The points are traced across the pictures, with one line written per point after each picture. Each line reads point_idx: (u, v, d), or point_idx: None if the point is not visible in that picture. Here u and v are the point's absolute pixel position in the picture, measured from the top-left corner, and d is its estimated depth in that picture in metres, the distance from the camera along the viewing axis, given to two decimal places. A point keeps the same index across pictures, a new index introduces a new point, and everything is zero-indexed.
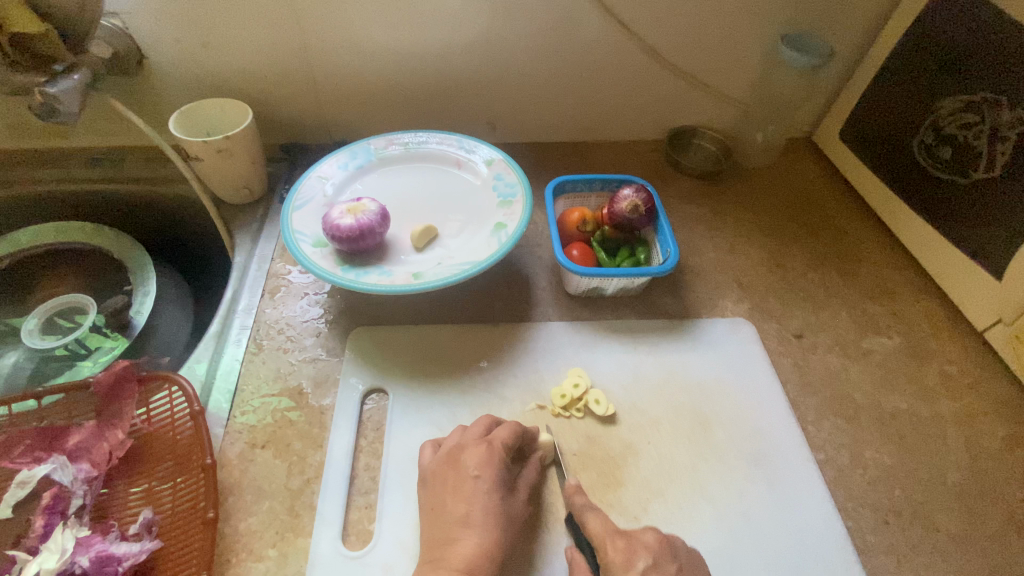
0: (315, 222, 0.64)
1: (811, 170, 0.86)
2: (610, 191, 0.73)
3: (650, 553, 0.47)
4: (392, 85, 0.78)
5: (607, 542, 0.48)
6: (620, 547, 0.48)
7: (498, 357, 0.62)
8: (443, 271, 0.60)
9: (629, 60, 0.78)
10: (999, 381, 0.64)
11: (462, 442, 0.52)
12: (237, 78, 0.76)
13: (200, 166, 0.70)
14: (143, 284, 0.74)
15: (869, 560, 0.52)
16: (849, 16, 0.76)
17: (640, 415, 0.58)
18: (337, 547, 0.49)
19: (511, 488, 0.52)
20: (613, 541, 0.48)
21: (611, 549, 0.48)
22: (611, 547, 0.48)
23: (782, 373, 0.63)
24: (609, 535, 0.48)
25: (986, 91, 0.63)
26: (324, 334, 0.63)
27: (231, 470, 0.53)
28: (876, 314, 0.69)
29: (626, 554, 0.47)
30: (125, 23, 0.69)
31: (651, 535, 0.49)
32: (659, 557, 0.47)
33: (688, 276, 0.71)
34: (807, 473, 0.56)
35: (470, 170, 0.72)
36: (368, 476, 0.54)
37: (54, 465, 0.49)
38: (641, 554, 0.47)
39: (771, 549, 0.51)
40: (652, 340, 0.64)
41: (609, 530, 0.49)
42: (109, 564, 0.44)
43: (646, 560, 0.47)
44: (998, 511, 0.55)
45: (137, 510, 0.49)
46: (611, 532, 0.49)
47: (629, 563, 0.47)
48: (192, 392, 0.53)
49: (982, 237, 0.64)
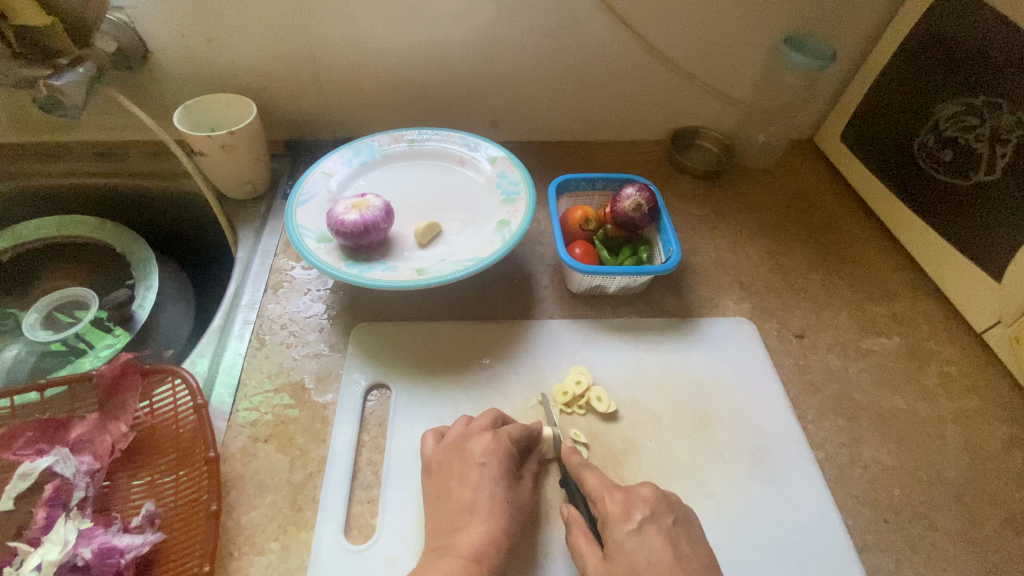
0: (319, 217, 0.64)
1: (811, 171, 0.87)
2: (612, 190, 0.73)
3: (647, 504, 0.49)
4: (396, 84, 0.79)
5: (604, 495, 0.49)
6: (618, 499, 0.49)
7: (500, 354, 0.62)
8: (447, 267, 0.60)
9: (631, 60, 0.78)
10: (997, 382, 0.64)
11: (468, 432, 0.53)
12: (241, 74, 0.76)
13: (203, 161, 0.70)
14: (146, 278, 0.74)
15: (869, 558, 0.52)
16: (850, 18, 0.77)
17: (641, 411, 0.59)
18: (339, 540, 0.49)
19: (517, 477, 0.52)
20: (611, 493, 0.49)
21: (609, 501, 0.49)
22: (610, 500, 0.49)
23: (782, 372, 0.64)
24: (607, 489, 0.50)
25: (986, 94, 0.64)
26: (326, 329, 0.63)
27: (234, 464, 0.53)
28: (876, 315, 0.70)
29: (624, 506, 0.48)
30: (130, 17, 0.69)
31: (649, 488, 0.50)
32: (656, 508, 0.48)
33: (689, 275, 0.72)
34: (807, 470, 0.56)
35: (474, 168, 0.72)
36: (371, 470, 0.54)
37: (56, 458, 0.49)
38: (639, 507, 0.48)
39: (771, 545, 0.52)
40: (653, 338, 0.65)
41: (608, 484, 0.50)
42: (111, 555, 0.44)
43: (643, 512, 0.48)
44: (996, 511, 0.55)
45: (140, 503, 0.49)
46: (608, 485, 0.50)
47: (627, 513, 0.48)
48: (196, 385, 0.53)
49: (983, 238, 0.64)
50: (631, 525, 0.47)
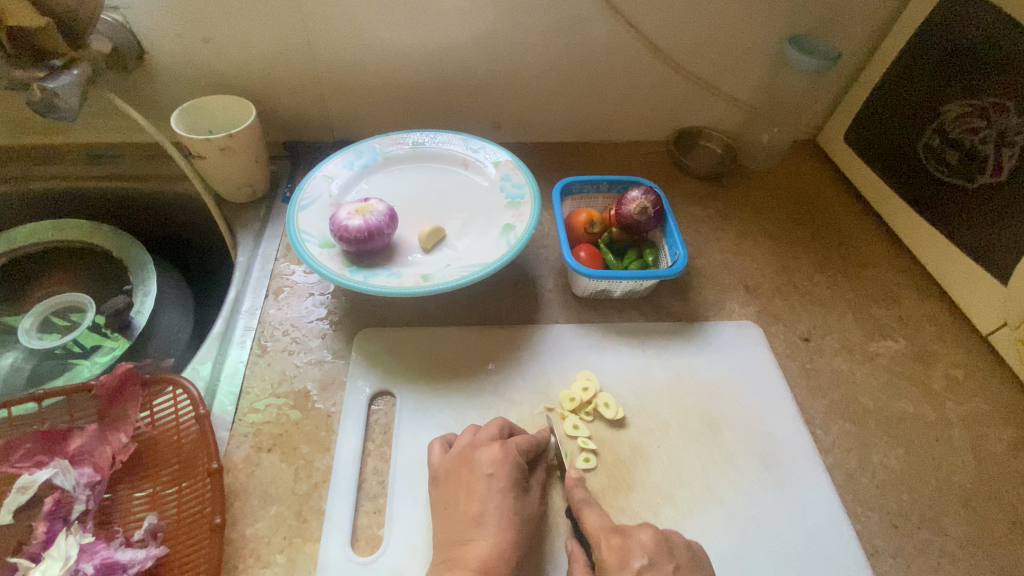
0: (321, 221, 0.63)
1: (814, 172, 0.86)
2: (617, 192, 0.72)
3: (646, 550, 0.47)
4: (397, 85, 0.78)
5: (602, 539, 0.47)
6: (615, 546, 0.47)
7: (506, 359, 0.61)
8: (453, 273, 0.59)
9: (635, 60, 0.78)
10: (1002, 384, 0.64)
11: (476, 441, 0.52)
12: (239, 75, 0.75)
13: (201, 164, 0.69)
14: (143, 283, 0.73)
15: (879, 564, 0.52)
16: (854, 20, 0.76)
17: (649, 418, 0.58)
18: (346, 552, 0.48)
19: (526, 487, 0.51)
20: (608, 539, 0.47)
21: (606, 547, 0.47)
22: (607, 545, 0.47)
23: (789, 376, 0.63)
24: (605, 533, 0.48)
25: (992, 95, 0.63)
26: (329, 335, 0.62)
27: (237, 474, 0.52)
28: (882, 317, 0.69)
29: (620, 553, 0.46)
30: (125, 17, 0.67)
31: (648, 534, 0.48)
32: (655, 556, 0.46)
33: (694, 278, 0.71)
34: (816, 476, 0.56)
35: (477, 171, 0.71)
36: (377, 480, 0.53)
37: (56, 470, 0.48)
38: (636, 554, 0.46)
39: (783, 554, 0.51)
40: (660, 343, 0.64)
41: (607, 527, 0.48)
42: (114, 571, 0.43)
43: (641, 560, 0.46)
44: (1004, 516, 0.55)
45: (142, 515, 0.48)
46: (607, 528, 0.48)
47: (624, 562, 0.46)
48: (197, 396, 0.52)
49: (989, 241, 0.64)
50: (628, 575, 0.45)
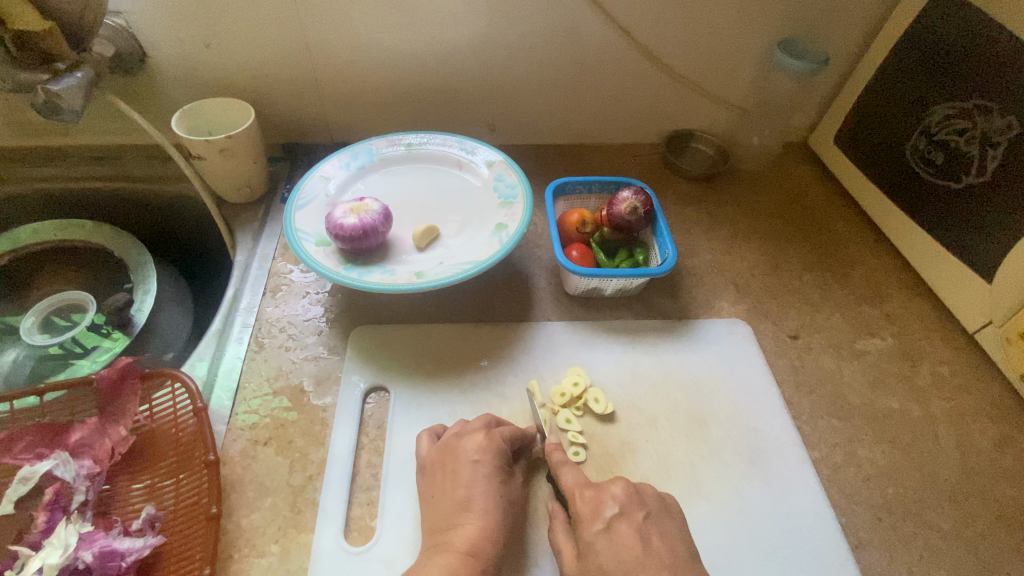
0: (318, 220, 0.64)
1: (805, 173, 0.88)
2: (609, 193, 0.74)
3: (617, 500, 0.50)
4: (394, 87, 0.79)
5: (575, 494, 0.50)
6: (587, 497, 0.50)
7: (498, 356, 0.62)
8: (446, 270, 0.60)
9: (628, 63, 0.79)
10: (988, 382, 0.65)
11: (462, 431, 0.54)
12: (239, 78, 0.76)
13: (201, 165, 0.70)
14: (143, 282, 0.74)
15: (863, 557, 0.52)
16: (843, 23, 0.78)
17: (638, 412, 0.59)
18: (339, 542, 0.49)
19: (509, 472, 0.53)
20: (581, 492, 0.50)
21: (580, 500, 0.50)
22: (580, 499, 0.50)
23: (778, 373, 0.64)
24: (578, 487, 0.51)
25: (976, 98, 0.64)
26: (325, 332, 0.63)
27: (233, 467, 0.53)
28: (870, 316, 0.70)
29: (593, 505, 0.49)
30: (128, 22, 0.69)
31: (619, 486, 0.50)
32: (626, 505, 0.49)
33: (684, 276, 0.72)
34: (801, 470, 0.57)
35: (471, 171, 0.72)
36: (370, 472, 0.54)
37: (56, 461, 0.49)
38: (608, 503, 0.49)
39: (767, 546, 0.52)
40: (650, 340, 0.65)
41: (581, 483, 0.51)
42: (112, 559, 0.44)
43: (612, 509, 0.49)
44: (988, 510, 0.56)
45: (139, 506, 0.49)
46: (580, 484, 0.51)
47: (596, 513, 0.49)
48: (196, 389, 0.53)
49: (975, 240, 0.65)
50: (600, 524, 0.48)
